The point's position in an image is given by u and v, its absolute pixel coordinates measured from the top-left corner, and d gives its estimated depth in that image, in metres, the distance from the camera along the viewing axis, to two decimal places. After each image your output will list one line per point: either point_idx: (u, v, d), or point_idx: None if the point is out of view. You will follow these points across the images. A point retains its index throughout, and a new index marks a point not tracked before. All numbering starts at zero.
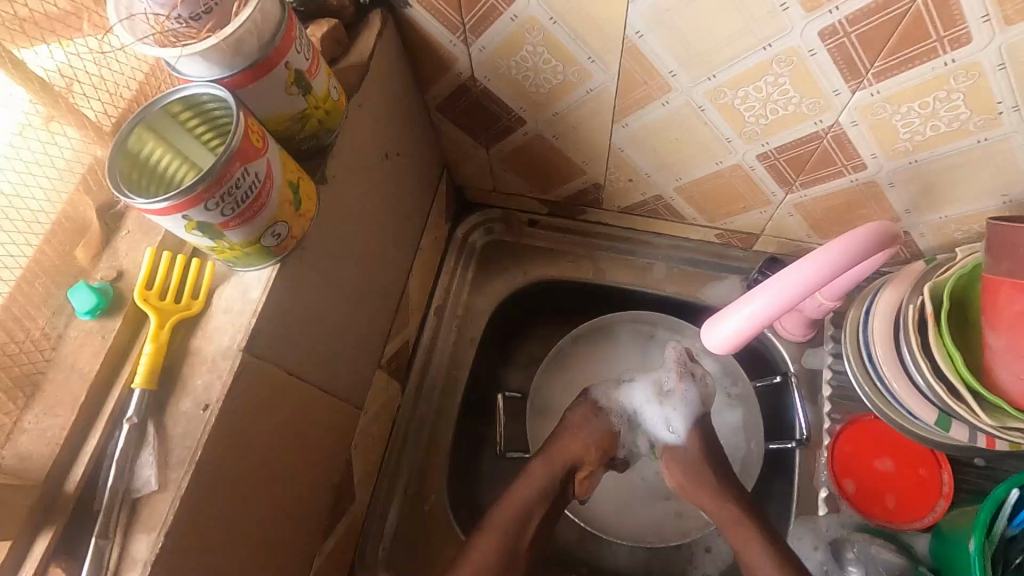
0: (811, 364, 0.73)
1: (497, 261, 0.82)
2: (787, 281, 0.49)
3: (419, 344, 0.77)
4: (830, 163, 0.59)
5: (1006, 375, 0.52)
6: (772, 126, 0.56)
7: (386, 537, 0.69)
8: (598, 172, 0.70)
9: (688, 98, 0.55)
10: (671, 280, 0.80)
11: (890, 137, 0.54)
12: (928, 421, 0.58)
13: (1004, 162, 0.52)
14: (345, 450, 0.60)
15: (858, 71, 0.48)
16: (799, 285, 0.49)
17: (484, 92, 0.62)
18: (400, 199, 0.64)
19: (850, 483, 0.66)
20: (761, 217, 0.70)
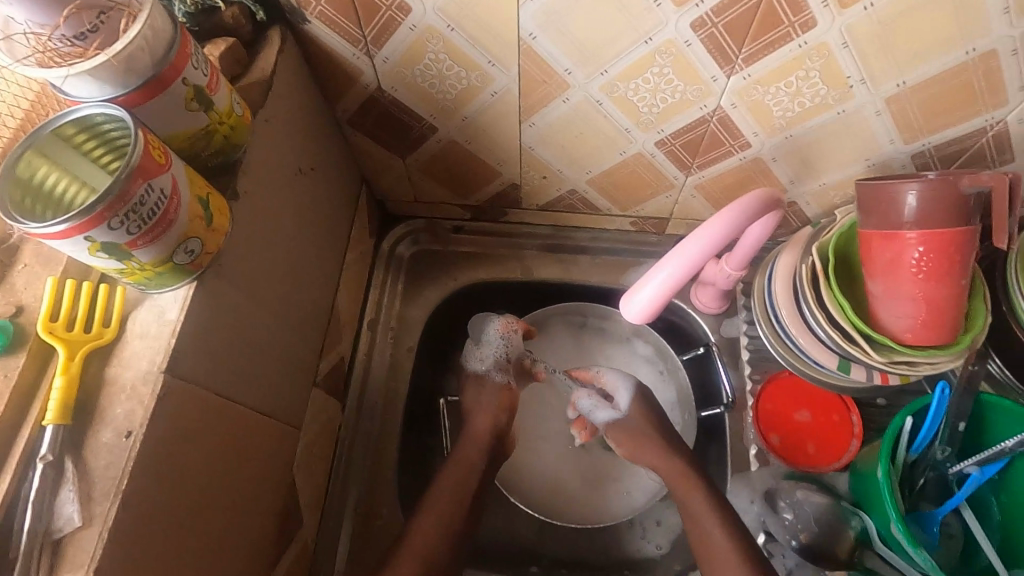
0: (729, 333, 0.79)
1: (426, 269, 0.83)
2: (690, 245, 0.52)
3: (355, 359, 0.76)
4: (721, 144, 0.64)
5: (887, 315, 0.59)
6: (664, 113, 0.61)
7: (340, 559, 0.67)
8: (513, 173, 0.73)
9: (586, 93, 0.59)
10: (595, 270, 0.84)
11: (766, 115, 0.60)
12: (832, 367, 0.64)
13: (862, 129, 0.60)
14: (287, 471, 0.58)
15: (729, 57, 0.53)
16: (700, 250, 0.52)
17: (393, 103, 0.63)
18: (320, 212, 0.64)
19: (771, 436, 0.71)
20: (667, 201, 0.75)
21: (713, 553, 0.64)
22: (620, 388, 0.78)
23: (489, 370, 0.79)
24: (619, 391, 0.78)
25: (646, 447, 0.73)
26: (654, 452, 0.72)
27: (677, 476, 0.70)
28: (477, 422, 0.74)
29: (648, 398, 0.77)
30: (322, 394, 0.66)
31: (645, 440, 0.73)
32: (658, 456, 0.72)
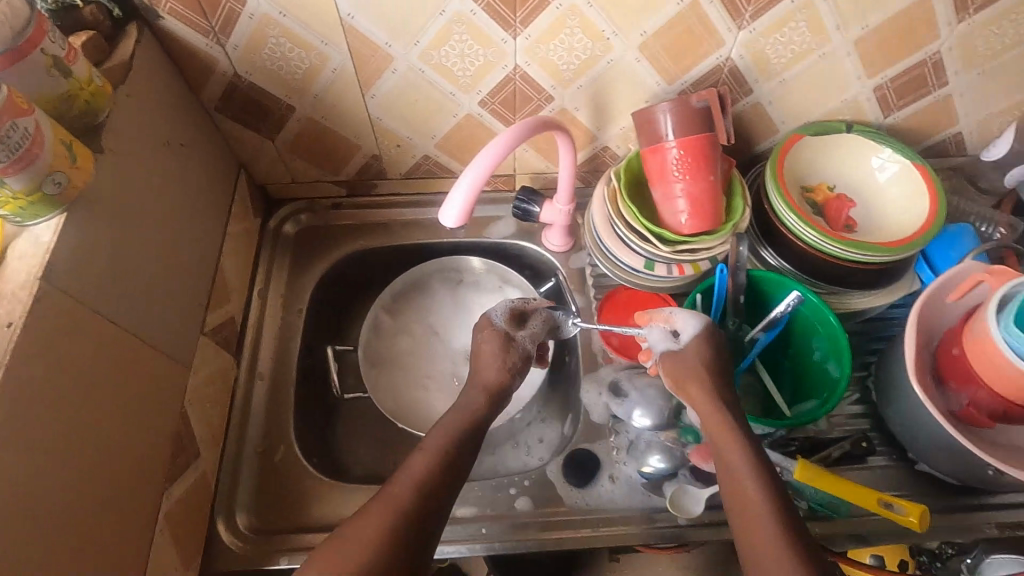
0: (576, 265, 0.93)
1: (310, 243, 0.94)
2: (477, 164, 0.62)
3: (247, 323, 0.85)
4: (530, 99, 0.79)
5: (667, 214, 0.74)
6: (477, 75, 0.75)
7: (243, 492, 0.75)
8: (371, 145, 0.85)
9: (408, 63, 0.73)
10: (461, 229, 0.96)
11: (555, 70, 0.75)
12: (640, 267, 0.79)
13: (630, 74, 0.76)
14: (178, 402, 0.66)
15: (508, 21, 0.68)
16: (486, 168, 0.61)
17: (250, 86, 0.75)
18: (194, 183, 0.73)
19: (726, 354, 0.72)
20: (507, 157, 0.89)
21: (742, 502, 0.56)
22: (689, 325, 0.72)
23: (514, 333, 0.77)
24: (686, 326, 0.72)
25: (690, 384, 0.67)
26: (701, 392, 0.66)
27: (714, 426, 0.63)
28: (487, 373, 0.72)
29: (716, 340, 0.71)
30: (211, 344, 0.75)
31: (693, 381, 0.67)
32: (704, 394, 0.66)
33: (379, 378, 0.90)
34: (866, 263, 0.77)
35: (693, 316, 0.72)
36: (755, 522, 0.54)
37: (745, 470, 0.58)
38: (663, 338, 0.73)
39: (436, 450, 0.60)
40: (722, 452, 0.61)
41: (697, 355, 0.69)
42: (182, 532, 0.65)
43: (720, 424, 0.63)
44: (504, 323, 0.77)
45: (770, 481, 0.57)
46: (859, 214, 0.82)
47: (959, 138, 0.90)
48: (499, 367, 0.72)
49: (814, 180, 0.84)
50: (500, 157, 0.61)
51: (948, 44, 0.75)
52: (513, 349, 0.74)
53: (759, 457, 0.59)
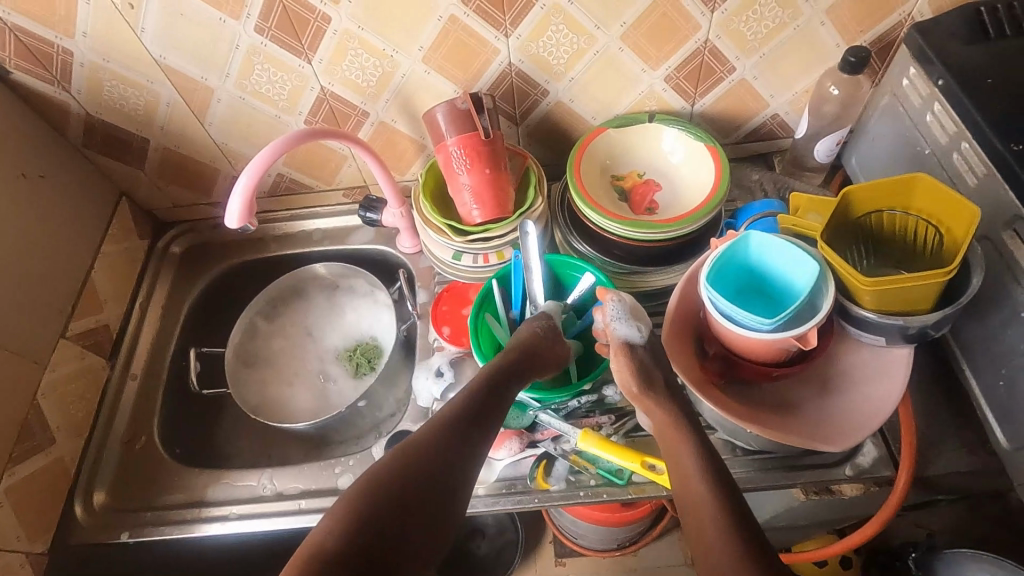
0: (426, 265, 1.00)
1: (194, 260, 1.05)
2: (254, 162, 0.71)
3: (124, 330, 0.96)
4: (349, 116, 0.89)
5: (459, 207, 0.81)
6: (292, 99, 0.85)
7: (100, 477, 0.84)
8: (228, 166, 0.96)
9: (228, 93, 0.84)
10: (329, 238, 1.06)
11: (358, 88, 0.84)
12: (449, 259, 0.85)
13: (426, 86, 0.84)
14: (24, 393, 0.77)
15: (297, 49, 0.79)
16: (263, 166, 0.70)
17: (105, 124, 0.88)
18: (56, 209, 0.86)
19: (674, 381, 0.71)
20: (353, 170, 0.99)
21: (694, 505, 0.58)
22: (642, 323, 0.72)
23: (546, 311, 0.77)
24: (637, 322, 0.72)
25: (645, 390, 0.68)
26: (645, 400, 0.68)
27: (666, 427, 0.66)
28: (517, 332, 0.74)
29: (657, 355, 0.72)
30: (74, 346, 0.86)
31: (649, 391, 0.68)
32: (648, 396, 0.68)
33: (248, 378, 1.00)
34: (670, 242, 0.81)
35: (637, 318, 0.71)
36: (702, 524, 0.56)
37: (690, 467, 0.61)
38: (625, 323, 0.71)
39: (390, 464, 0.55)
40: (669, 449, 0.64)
41: (643, 363, 0.70)
42: (24, 506, 0.75)
43: (672, 428, 0.65)
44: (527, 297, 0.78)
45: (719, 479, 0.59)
46: (665, 198, 0.87)
47: (778, 120, 0.92)
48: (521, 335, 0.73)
49: (625, 170, 0.89)
50: (271, 157, 0.71)
51: (712, 32, 0.80)
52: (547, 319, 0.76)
53: (708, 456, 0.61)
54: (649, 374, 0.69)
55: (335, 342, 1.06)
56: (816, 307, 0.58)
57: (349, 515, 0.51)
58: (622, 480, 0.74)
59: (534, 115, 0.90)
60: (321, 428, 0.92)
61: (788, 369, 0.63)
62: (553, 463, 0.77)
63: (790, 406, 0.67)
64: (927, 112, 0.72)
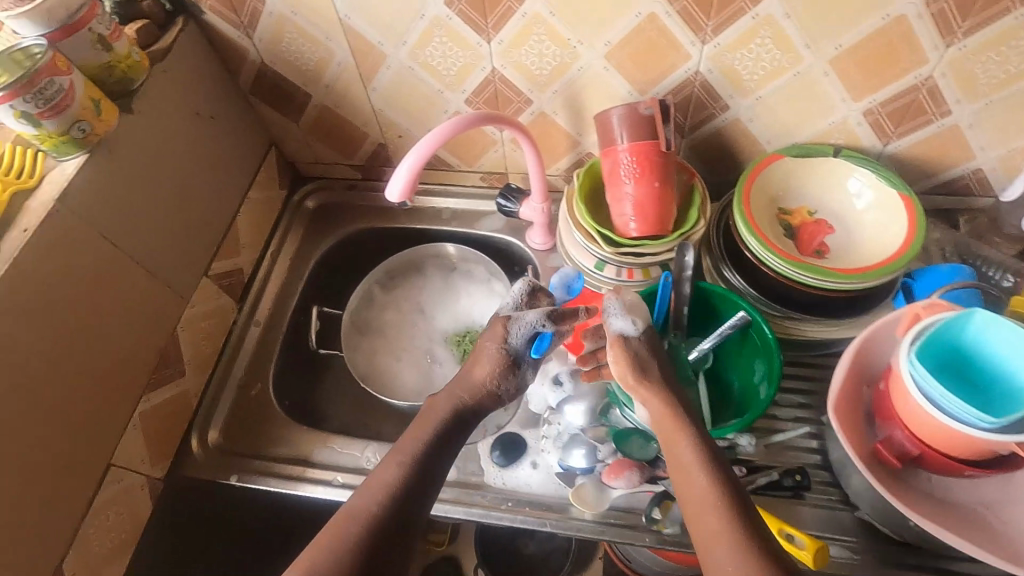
0: (554, 264, 0.97)
1: (324, 217, 1.06)
2: (423, 143, 0.69)
3: (254, 276, 0.98)
4: (511, 102, 0.85)
5: (615, 217, 0.77)
6: (459, 76, 0.83)
7: (217, 415, 0.86)
8: (377, 133, 0.96)
9: (399, 61, 0.82)
10: (457, 220, 1.04)
11: (529, 74, 0.81)
12: (591, 266, 0.81)
13: (601, 82, 0.80)
14: (168, 324, 0.80)
15: (481, 26, 0.76)
16: (431, 148, 0.69)
17: (274, 74, 0.88)
18: (218, 151, 0.88)
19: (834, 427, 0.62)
20: (498, 156, 0.96)
21: (695, 501, 0.55)
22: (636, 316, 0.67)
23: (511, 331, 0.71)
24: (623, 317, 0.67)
25: (639, 373, 0.64)
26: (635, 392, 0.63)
27: (662, 417, 0.61)
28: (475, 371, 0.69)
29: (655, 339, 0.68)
30: (213, 286, 0.88)
31: (649, 376, 0.63)
32: (635, 384, 0.63)
33: (360, 344, 1.00)
34: (843, 292, 0.72)
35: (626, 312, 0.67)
36: (707, 514, 0.53)
37: (691, 459, 0.57)
38: (620, 316, 0.67)
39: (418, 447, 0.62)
40: (667, 437, 0.60)
41: (637, 351, 0.65)
42: (152, 432, 0.78)
43: (670, 416, 0.61)
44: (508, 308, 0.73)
45: (728, 486, 0.55)
46: (836, 242, 0.79)
47: (980, 175, 0.81)
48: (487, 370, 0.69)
49: (794, 205, 0.82)
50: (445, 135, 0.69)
51: (940, 69, 0.70)
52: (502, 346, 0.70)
53: (707, 455, 0.57)
54: (644, 359, 0.65)
55: (444, 324, 1.05)
56: None
57: (340, 523, 0.55)
58: None
59: (704, 129, 0.84)
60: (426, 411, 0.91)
61: (985, 473, 0.55)
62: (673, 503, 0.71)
63: (968, 511, 0.59)
64: None
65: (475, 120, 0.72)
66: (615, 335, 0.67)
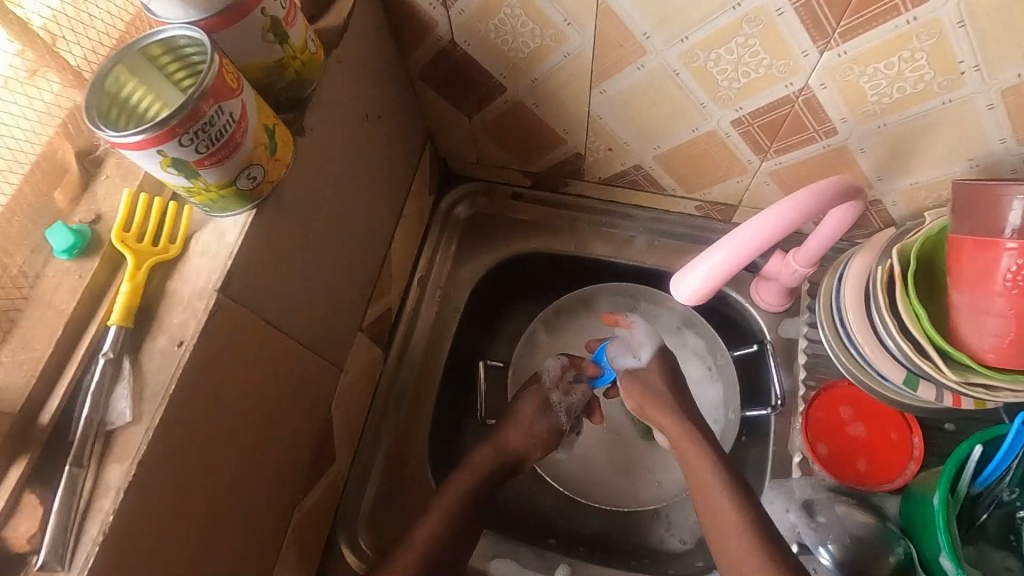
0: (788, 334, 0.74)
1: (481, 233, 0.84)
2: (741, 231, 0.47)
3: (401, 313, 0.77)
4: (803, 129, 0.60)
5: (969, 332, 0.54)
6: (744, 90, 0.57)
7: (368, 500, 0.69)
8: (579, 141, 0.71)
9: (662, 61, 0.56)
10: (651, 253, 0.81)
11: (859, 100, 0.55)
12: (896, 380, 0.60)
13: (970, 125, 0.54)
14: (324, 406, 0.60)
15: (825, 30, 0.49)
16: (754, 241, 0.46)
17: (463, 57, 0.63)
18: (381, 162, 0.64)
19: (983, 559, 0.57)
20: (738, 187, 0.71)
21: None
22: (646, 345, 0.74)
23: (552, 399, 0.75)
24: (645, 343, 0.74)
25: (655, 406, 0.70)
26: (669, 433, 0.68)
27: (677, 434, 0.67)
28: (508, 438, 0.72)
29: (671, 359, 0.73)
30: (366, 339, 0.68)
31: (656, 409, 0.70)
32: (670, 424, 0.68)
33: None
34: None
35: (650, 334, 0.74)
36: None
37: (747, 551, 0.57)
38: (626, 351, 0.75)
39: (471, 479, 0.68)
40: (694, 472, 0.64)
41: (659, 378, 0.72)
42: (304, 541, 0.61)
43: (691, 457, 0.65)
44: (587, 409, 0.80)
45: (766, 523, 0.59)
46: None
47: None
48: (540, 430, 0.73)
49: None
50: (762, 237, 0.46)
51: None
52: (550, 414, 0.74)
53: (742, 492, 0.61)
54: (659, 394, 0.70)
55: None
56: None
57: None
58: None
59: None
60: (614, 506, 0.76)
61: None
62: None
63: None
64: None
65: (830, 194, 0.47)
66: (659, 362, 0.73)
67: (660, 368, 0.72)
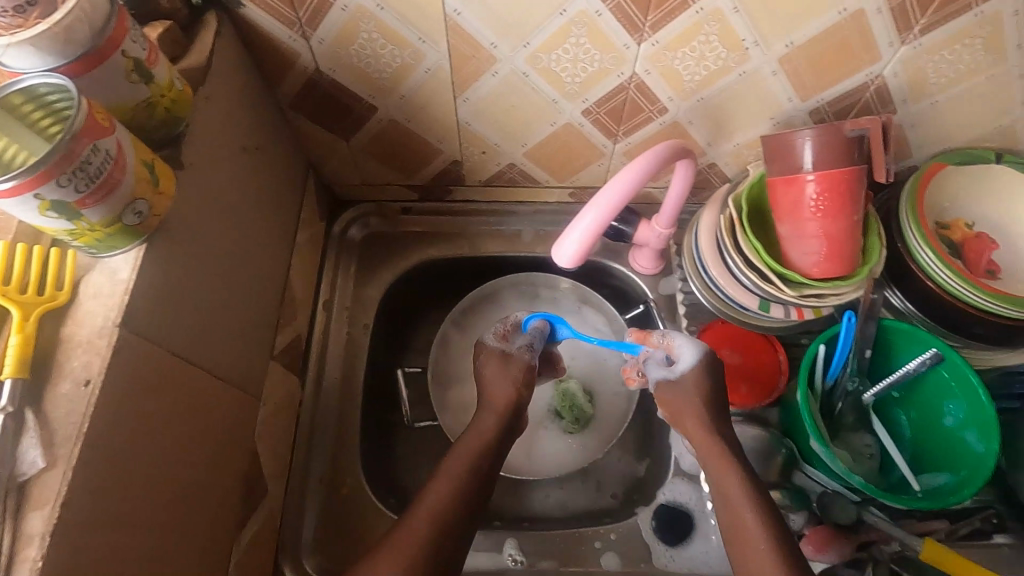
0: (667, 291, 0.85)
1: (379, 251, 0.87)
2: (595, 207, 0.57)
3: (312, 338, 0.78)
4: (640, 110, 0.70)
5: (797, 255, 0.65)
6: (586, 82, 0.66)
7: (307, 525, 0.69)
8: (454, 149, 0.77)
9: (512, 66, 0.64)
10: (539, 243, 0.88)
11: (677, 80, 0.66)
12: (754, 308, 0.70)
13: (761, 88, 0.66)
14: (248, 435, 0.60)
15: (637, 25, 0.59)
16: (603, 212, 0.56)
17: (332, 83, 0.67)
18: (267, 191, 0.66)
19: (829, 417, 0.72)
20: (600, 169, 0.80)
21: None
22: (686, 354, 0.68)
23: (507, 349, 0.75)
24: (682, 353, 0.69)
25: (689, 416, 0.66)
26: (699, 430, 0.65)
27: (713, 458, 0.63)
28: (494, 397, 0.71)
29: (715, 371, 0.68)
30: (280, 367, 0.69)
31: (692, 416, 0.66)
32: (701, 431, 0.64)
33: (449, 402, 0.84)
34: (1000, 319, 0.69)
35: (687, 343, 0.69)
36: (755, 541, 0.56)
37: None
38: (658, 367, 0.70)
39: (470, 454, 0.64)
40: (716, 472, 0.62)
41: (697, 389, 0.67)
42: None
43: (721, 455, 0.62)
44: (497, 341, 0.75)
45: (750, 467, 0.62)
46: (1004, 259, 0.73)
47: None
48: (510, 382, 0.72)
49: (950, 217, 0.75)
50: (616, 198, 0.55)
51: None
52: (510, 364, 0.73)
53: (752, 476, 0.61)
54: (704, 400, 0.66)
55: None
56: None
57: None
58: None
59: None
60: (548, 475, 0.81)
61: None
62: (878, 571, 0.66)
63: None
64: None
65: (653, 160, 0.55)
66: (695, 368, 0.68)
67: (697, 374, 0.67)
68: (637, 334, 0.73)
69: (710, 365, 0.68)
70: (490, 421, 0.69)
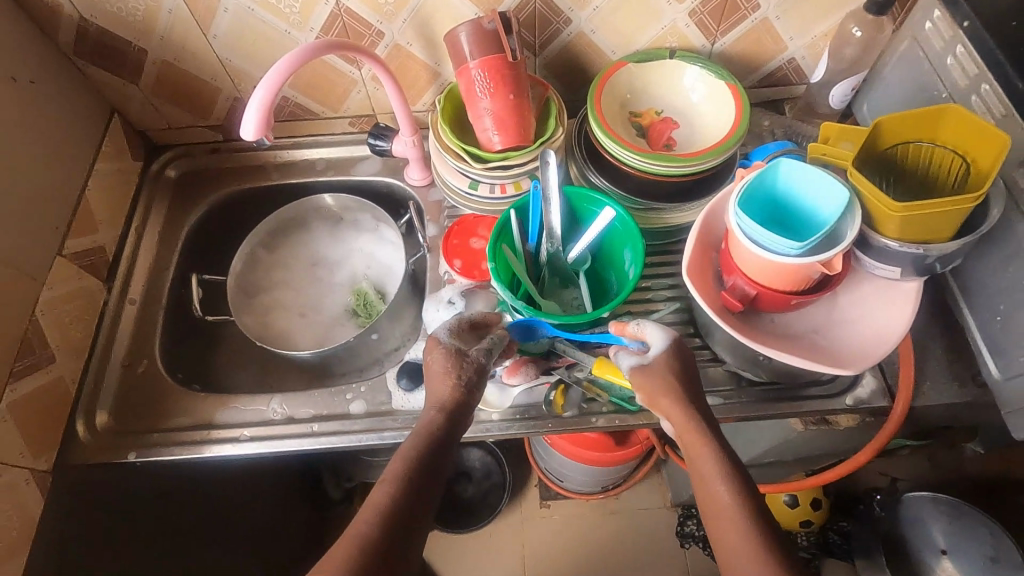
0: (435, 198, 0.99)
1: (192, 185, 1.01)
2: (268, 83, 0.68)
3: (120, 253, 0.92)
4: (363, 36, 0.85)
5: (481, 133, 0.79)
6: (303, 12, 0.81)
7: (102, 399, 0.82)
8: (230, 86, 0.92)
9: (235, 2, 0.79)
10: (332, 169, 1.03)
11: (374, 4, 0.80)
12: (466, 187, 0.85)
13: (445, 6, 0.81)
14: (22, 307, 0.74)
15: None
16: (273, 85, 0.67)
17: (99, 30, 0.82)
18: (50, 120, 0.81)
19: (541, 275, 0.85)
20: (361, 96, 0.95)
21: None
22: (657, 340, 0.66)
23: (464, 349, 0.66)
24: (655, 340, 0.66)
25: (664, 395, 0.62)
26: (672, 404, 0.62)
27: (685, 432, 0.61)
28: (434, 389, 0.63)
29: (686, 352, 0.66)
30: (71, 265, 0.83)
31: (664, 394, 0.62)
32: (668, 399, 0.62)
33: (250, 308, 0.98)
34: (672, 178, 0.81)
35: (659, 329, 0.67)
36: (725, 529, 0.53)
37: None
38: (631, 356, 0.67)
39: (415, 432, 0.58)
40: (690, 452, 0.59)
41: (668, 368, 0.64)
42: (29, 422, 0.73)
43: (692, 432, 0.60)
44: (451, 341, 0.66)
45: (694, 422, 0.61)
46: (682, 135, 0.86)
47: (794, 65, 0.93)
48: (449, 382, 0.63)
49: (643, 107, 0.88)
50: (285, 71, 0.68)
51: None
52: (463, 361, 0.64)
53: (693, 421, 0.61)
54: (670, 382, 0.63)
55: (339, 255, 1.05)
56: (839, 236, 0.59)
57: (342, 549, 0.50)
58: (634, 407, 0.77)
59: (553, 46, 0.88)
60: (324, 357, 0.91)
61: (807, 297, 0.64)
62: (568, 390, 0.78)
63: (806, 338, 0.70)
64: (948, 55, 0.73)
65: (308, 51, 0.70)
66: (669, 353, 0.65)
67: (670, 359, 0.65)
68: (616, 326, 0.70)
69: (682, 352, 0.65)
70: (427, 419, 0.60)
